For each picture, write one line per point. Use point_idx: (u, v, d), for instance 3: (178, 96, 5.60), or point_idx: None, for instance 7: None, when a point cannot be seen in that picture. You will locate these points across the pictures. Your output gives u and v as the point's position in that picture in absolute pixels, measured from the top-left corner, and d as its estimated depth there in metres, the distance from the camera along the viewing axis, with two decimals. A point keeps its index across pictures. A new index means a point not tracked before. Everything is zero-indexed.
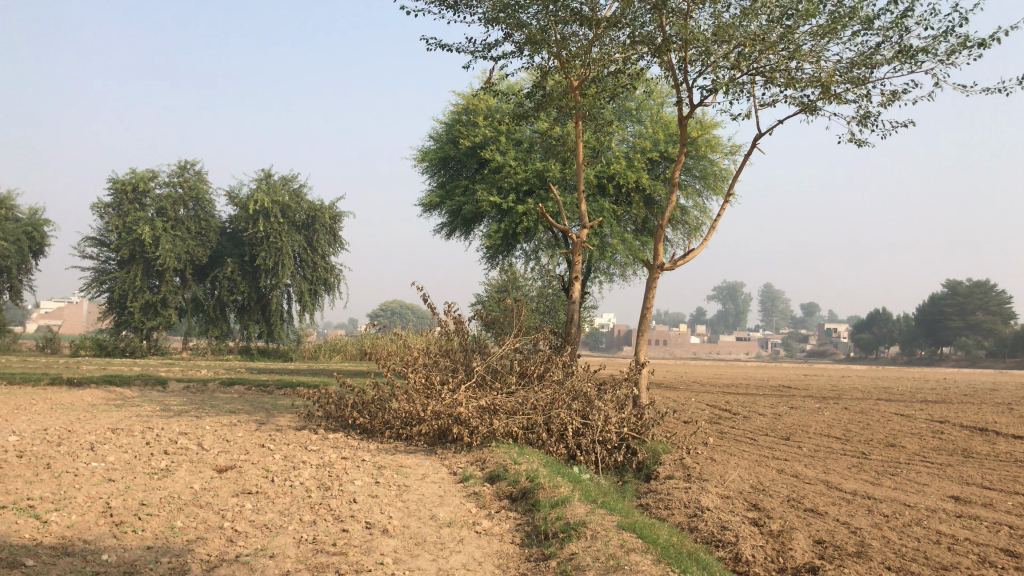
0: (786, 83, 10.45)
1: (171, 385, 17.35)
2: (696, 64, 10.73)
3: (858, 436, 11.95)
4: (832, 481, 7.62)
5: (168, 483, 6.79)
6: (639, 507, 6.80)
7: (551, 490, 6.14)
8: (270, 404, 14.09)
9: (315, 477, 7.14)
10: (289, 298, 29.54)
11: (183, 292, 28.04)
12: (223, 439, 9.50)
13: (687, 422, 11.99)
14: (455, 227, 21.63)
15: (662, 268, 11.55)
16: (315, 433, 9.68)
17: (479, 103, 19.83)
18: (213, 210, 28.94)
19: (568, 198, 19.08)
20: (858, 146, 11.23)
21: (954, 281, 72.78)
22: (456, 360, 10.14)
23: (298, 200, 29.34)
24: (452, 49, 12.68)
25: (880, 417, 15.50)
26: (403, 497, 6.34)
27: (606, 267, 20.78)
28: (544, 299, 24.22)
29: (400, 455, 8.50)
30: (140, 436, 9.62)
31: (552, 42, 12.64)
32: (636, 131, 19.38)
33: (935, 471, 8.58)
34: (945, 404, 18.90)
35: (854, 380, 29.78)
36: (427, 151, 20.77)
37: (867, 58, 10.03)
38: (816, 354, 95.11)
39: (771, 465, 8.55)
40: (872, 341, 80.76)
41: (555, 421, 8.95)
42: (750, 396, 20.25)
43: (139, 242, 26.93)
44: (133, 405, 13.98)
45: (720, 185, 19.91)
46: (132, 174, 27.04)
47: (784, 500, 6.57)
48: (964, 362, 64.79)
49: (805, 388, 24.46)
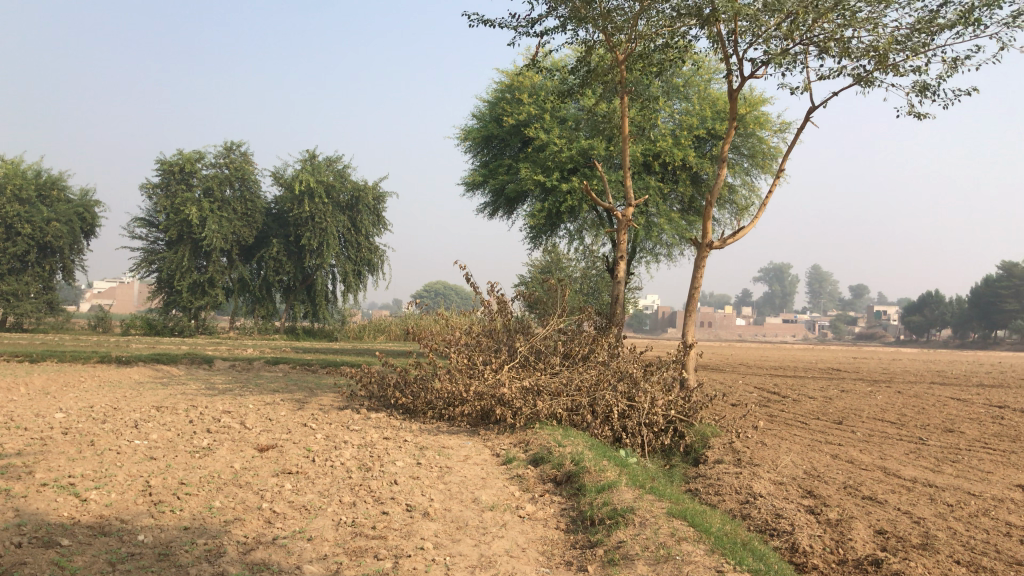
0: (841, 53, 10.02)
1: (217, 364, 17.49)
2: (746, 36, 10.35)
3: (914, 420, 11.56)
4: (890, 467, 7.30)
5: (209, 461, 6.73)
6: (688, 492, 6.59)
7: (596, 474, 5.94)
8: (314, 383, 14.08)
9: (356, 457, 7.04)
10: (333, 279, 29.67)
11: (230, 271, 28.27)
12: (266, 418, 9.47)
13: (735, 405, 11.69)
14: (498, 207, 21.46)
15: (711, 247, 11.24)
16: (358, 413, 9.61)
17: (524, 81, 19.58)
18: (259, 191, 29.11)
19: (613, 176, 18.76)
20: (918, 119, 10.75)
21: (1009, 264, 70.77)
22: (500, 341, 9.99)
23: (342, 181, 29.40)
24: (494, 25, 12.42)
25: (935, 401, 15.04)
26: (445, 479, 6.20)
27: (652, 247, 20.44)
28: (588, 280, 23.94)
29: (442, 436, 8.37)
30: (183, 414, 9.63)
31: (597, 16, 12.28)
32: (683, 108, 18.95)
33: (998, 459, 8.21)
34: (1002, 389, 18.29)
35: (906, 364, 29.07)
36: (470, 130, 20.60)
37: (927, 23, 9.56)
38: (864, 337, 93.42)
39: (824, 450, 8.24)
40: (923, 324, 79.05)
41: (599, 403, 8.73)
42: (798, 379, 19.82)
43: (186, 222, 27.21)
44: (179, 383, 14.08)
45: (769, 163, 19.42)
46: (179, 155, 27.28)
47: (840, 487, 6.30)
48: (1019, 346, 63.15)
49: (855, 372, 23.90)
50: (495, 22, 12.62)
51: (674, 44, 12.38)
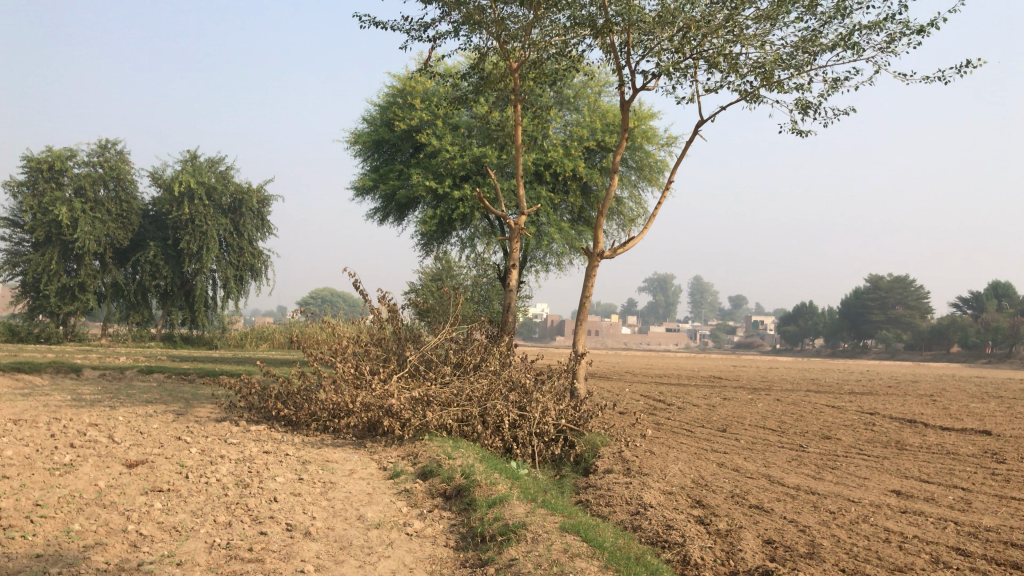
0: (729, 69, 10.24)
1: (86, 373, 16.48)
2: (639, 48, 10.46)
3: (794, 428, 11.90)
4: (774, 475, 7.43)
5: (70, 479, 6.22)
6: (579, 503, 6.52)
7: (487, 488, 5.78)
8: (191, 394, 13.42)
9: (233, 473, 6.66)
10: (214, 284, 28.58)
11: (103, 276, 26.85)
12: (136, 431, 8.91)
13: (623, 414, 11.75)
14: (388, 213, 21.11)
15: (602, 257, 11.31)
16: (237, 426, 9.16)
17: (416, 86, 19.37)
18: (135, 192, 27.78)
19: (505, 185, 18.75)
20: (800, 136, 11.11)
21: (876, 276, 74.91)
22: (389, 349, 9.74)
23: (225, 183, 28.38)
24: (386, 27, 12.17)
25: (812, 409, 15.58)
26: (329, 496, 5.92)
27: (542, 256, 20.53)
28: (478, 287, 23.83)
29: (327, 449, 8.05)
30: (44, 428, 8.95)
31: (491, 22, 12.18)
32: (574, 119, 19.11)
33: (874, 465, 8.50)
34: (872, 396, 19.15)
35: (783, 372, 30.23)
36: (360, 133, 20.20)
37: (810, 42, 9.89)
38: (743, 346, 96.89)
39: (710, 459, 8.35)
40: (798, 333, 82.66)
41: (491, 413, 8.59)
42: (683, 387, 20.22)
43: (55, 223, 25.69)
44: (42, 394, 13.16)
45: (656, 177, 19.81)
46: (49, 152, 25.76)
47: (728, 496, 6.36)
48: (884, 354, 66.84)
49: (736, 379, 24.60)
50: (387, 23, 12.37)
51: (566, 55, 12.43)
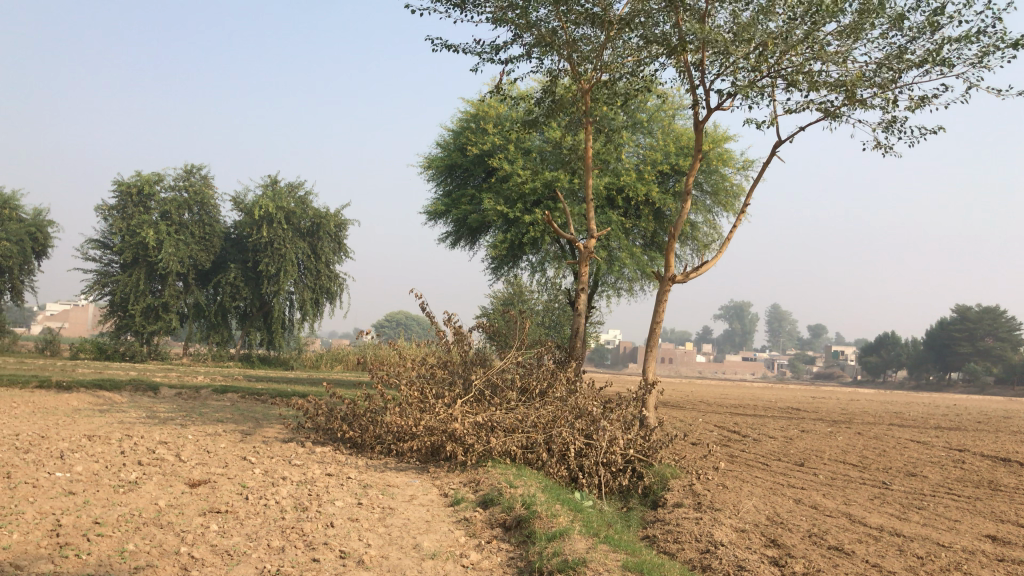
0: (810, 87, 9.88)
1: (163, 392, 16.78)
2: (714, 66, 10.19)
3: (877, 464, 11.32)
4: (857, 514, 6.99)
5: (132, 497, 6.22)
6: (646, 539, 6.22)
7: (548, 520, 5.55)
8: (261, 414, 13.52)
9: (293, 496, 6.58)
10: (291, 306, 29.05)
11: (185, 296, 27.57)
12: (204, 450, 8.95)
13: (696, 444, 11.36)
14: (460, 237, 21.13)
15: (674, 281, 11.01)
16: (302, 447, 9.13)
17: (489, 110, 19.42)
18: (218, 216, 28.51)
19: (576, 209, 18.59)
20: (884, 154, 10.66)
21: (964, 307, 71.99)
22: (455, 373, 9.61)
23: (303, 207, 28.91)
24: (458, 50, 12.21)
25: (896, 444, 14.85)
26: (386, 522, 5.77)
27: (614, 281, 20.21)
28: (549, 313, 23.61)
29: (389, 473, 7.93)
30: (116, 444, 9.07)
31: (563, 44, 12.08)
32: (647, 143, 18.84)
33: (965, 506, 7.95)
34: (960, 432, 18.21)
35: (864, 404, 29.09)
36: (434, 158, 20.32)
37: (896, 58, 9.47)
38: (823, 377, 94.20)
39: (786, 494, 7.93)
40: (880, 365, 79.94)
41: (556, 440, 8.36)
42: (759, 418, 19.58)
43: (142, 245, 26.51)
44: (119, 410, 13.43)
45: (732, 202, 19.36)
46: (137, 177, 26.65)
47: (806, 535, 5.99)
48: (973, 388, 64.05)
49: (815, 411, 23.73)
50: (458, 47, 12.36)
51: (638, 76, 12.22)
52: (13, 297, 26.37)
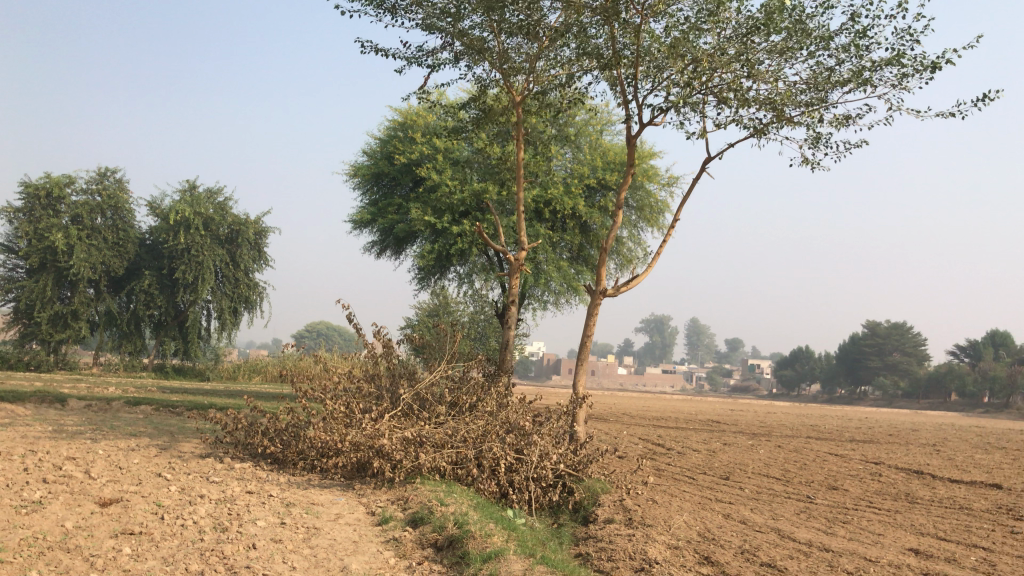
0: (740, 104, 10.02)
1: (71, 404, 16.02)
2: (647, 81, 10.26)
3: (798, 477, 11.50)
4: (785, 530, 7.03)
5: (36, 519, 5.82)
6: (579, 557, 6.14)
7: (481, 540, 5.41)
8: (176, 427, 13.00)
9: (212, 515, 6.26)
10: (209, 315, 28.22)
11: (97, 304, 26.53)
12: (115, 466, 8.51)
13: (623, 458, 11.36)
14: (386, 247, 20.85)
15: (605, 295, 11.01)
16: (221, 462, 8.77)
17: (417, 120, 19.23)
18: (132, 221, 27.52)
19: (504, 221, 18.53)
20: (809, 170, 10.89)
21: (873, 323, 74.57)
22: (381, 386, 9.39)
23: (223, 214, 28.13)
24: (388, 55, 12.02)
25: (814, 457, 15.17)
26: (311, 543, 5.54)
27: (540, 294, 20.20)
28: (475, 324, 23.50)
29: (313, 490, 7.66)
30: (18, 461, 8.56)
31: (495, 54, 11.98)
32: (574, 157, 18.91)
33: (886, 519, 8.11)
34: (873, 444, 18.73)
35: (781, 417, 29.70)
36: (360, 166, 20.01)
37: (823, 78, 9.68)
38: (739, 389, 96.29)
39: (715, 509, 7.94)
40: (794, 378, 82.19)
41: (486, 455, 8.20)
42: (682, 430, 19.79)
43: (51, 250, 25.40)
44: (22, 423, 12.73)
45: (657, 218, 19.59)
46: (47, 179, 25.54)
47: (737, 552, 5.99)
48: (881, 401, 66.34)
49: (734, 423, 24.14)
50: (388, 52, 12.17)
51: (570, 87, 12.23)
52: None
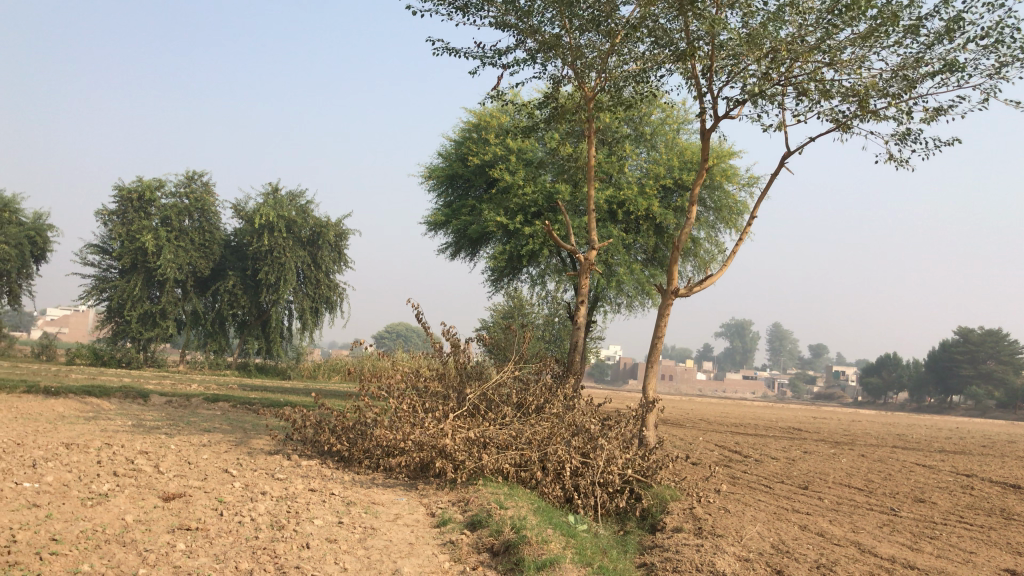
0: (821, 96, 9.57)
1: (154, 399, 16.40)
2: (723, 74, 9.90)
3: (883, 488, 10.93)
4: (866, 544, 6.62)
5: (98, 511, 5.85)
6: (643, 567, 5.89)
7: (538, 547, 5.21)
8: (250, 424, 13.13)
9: (270, 513, 6.20)
10: (290, 315, 28.70)
11: (184, 304, 27.26)
12: (185, 461, 8.59)
13: (696, 464, 10.98)
14: (461, 248, 20.82)
15: (678, 295, 10.67)
16: (288, 460, 8.77)
17: (492, 120, 19.11)
18: (218, 223, 28.20)
19: (578, 222, 18.29)
20: (896, 166, 10.36)
21: (966, 329, 71.45)
22: (449, 386, 9.28)
23: (304, 216, 28.57)
24: (459, 53, 11.92)
25: (901, 467, 14.46)
26: (366, 544, 5.42)
27: (614, 297, 19.87)
28: (550, 327, 23.29)
29: (375, 490, 7.57)
30: (94, 454, 8.71)
31: (567, 50, 11.74)
32: (650, 157, 18.51)
33: (978, 535, 7.58)
34: (965, 456, 17.79)
35: (866, 425, 28.56)
36: (435, 168, 20.04)
37: (912, 67, 9.17)
38: (823, 396, 93.53)
39: (792, 520, 7.56)
40: (882, 386, 79.41)
41: (551, 458, 7.99)
42: (760, 437, 19.19)
43: (141, 251, 26.24)
44: (105, 418, 13.05)
45: (735, 219, 19.04)
46: (139, 183, 26.38)
47: (813, 566, 5.64)
48: (975, 411, 63.51)
49: (816, 431, 23.31)
50: (459, 51, 12.05)
51: (645, 83, 11.90)
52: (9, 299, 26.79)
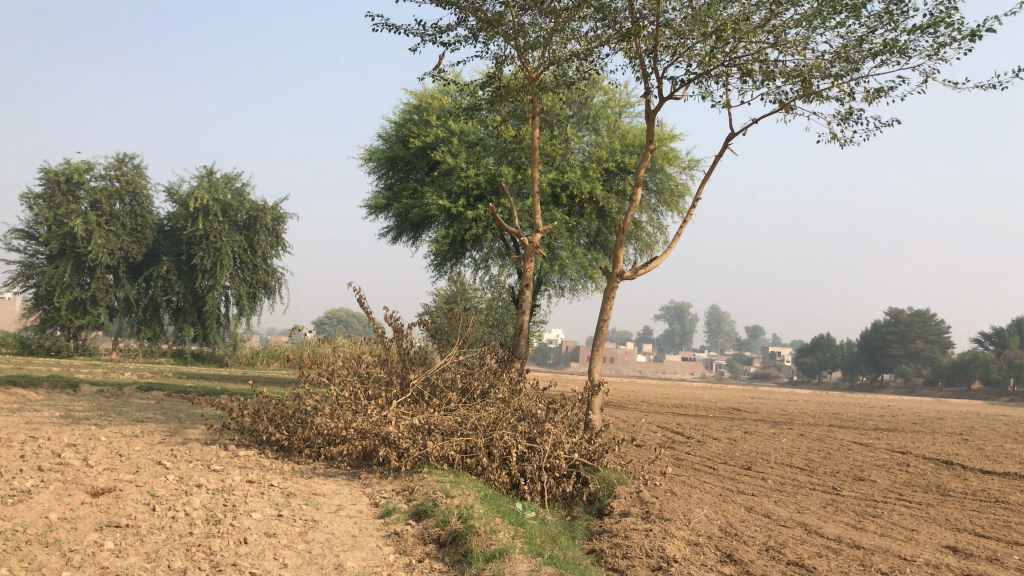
0: (765, 77, 9.56)
1: (84, 389, 15.80)
2: (667, 54, 9.84)
3: (823, 467, 11.07)
4: (812, 524, 6.64)
5: (20, 510, 5.53)
6: (593, 553, 5.81)
7: (486, 537, 5.07)
8: (186, 414, 12.72)
9: (206, 507, 5.94)
10: (227, 301, 28.04)
11: (116, 290, 26.42)
12: (115, 454, 8.23)
13: (640, 447, 10.97)
14: (402, 232, 20.52)
15: (622, 277, 10.61)
16: (225, 450, 8.47)
17: (433, 102, 18.80)
18: (151, 207, 27.36)
19: (521, 205, 18.16)
20: (838, 146, 10.43)
21: (896, 309, 73.49)
22: (391, 372, 9.08)
23: (240, 199, 27.87)
24: (400, 31, 11.63)
25: (839, 446, 14.72)
26: (307, 537, 5.21)
27: (557, 280, 19.83)
28: (493, 311, 23.17)
29: (316, 480, 7.35)
30: (18, 448, 8.30)
31: (510, 29, 11.54)
32: (593, 140, 18.46)
33: (918, 513, 7.69)
34: (898, 433, 18.23)
35: (803, 405, 29.13)
36: (375, 150, 19.68)
37: (855, 47, 9.21)
38: (760, 377, 95.44)
39: (738, 501, 7.56)
40: (816, 366, 81.31)
41: (497, 444, 7.86)
42: (701, 418, 19.39)
43: (70, 236, 25.30)
44: (31, 410, 12.50)
45: (677, 201, 19.14)
46: (66, 165, 25.41)
47: (762, 549, 5.62)
48: (904, 389, 65.49)
49: (755, 411, 23.67)
50: (400, 28, 11.76)
51: (589, 63, 11.78)
52: None
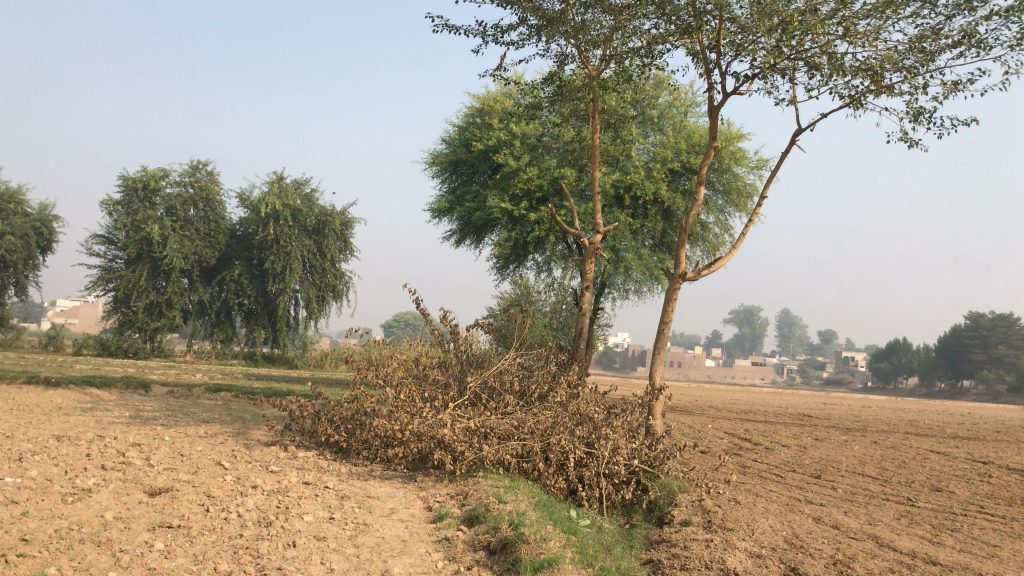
0: (833, 71, 9.21)
1: (155, 390, 16.16)
2: (730, 49, 9.57)
3: (898, 476, 10.60)
4: (884, 537, 6.30)
5: (78, 509, 5.58)
6: (650, 563, 5.60)
7: (536, 546, 4.93)
8: (252, 415, 12.86)
9: (258, 508, 5.92)
10: (296, 304, 28.46)
11: (189, 293, 27.04)
12: (178, 454, 8.32)
13: (704, 453, 10.66)
14: (466, 235, 20.49)
15: (685, 279, 10.33)
16: (285, 451, 8.49)
17: (495, 105, 18.75)
18: (223, 212, 27.94)
19: (584, 207, 17.96)
20: (909, 145, 10.00)
21: (977, 314, 70.86)
22: (449, 374, 8.99)
23: (309, 204, 28.28)
24: (460, 32, 11.55)
25: (915, 454, 14.12)
26: (356, 541, 5.13)
27: (621, 283, 19.56)
28: (557, 314, 23.00)
29: (372, 483, 7.29)
30: (85, 447, 8.45)
31: (570, 28, 11.38)
32: (657, 140, 18.15)
33: (999, 527, 7.26)
34: (979, 442, 17.45)
35: (877, 411, 28.23)
36: (439, 154, 19.72)
37: (932, 38, 8.80)
38: (832, 382, 93.10)
39: (805, 512, 7.24)
40: (892, 371, 78.93)
41: (554, 448, 7.70)
42: (770, 424, 18.89)
43: (146, 241, 25.99)
44: (104, 409, 12.80)
45: (744, 202, 18.68)
46: (143, 172, 26.15)
47: (829, 562, 5.33)
48: (986, 396, 63.04)
49: (826, 417, 22.99)
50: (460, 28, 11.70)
51: (652, 62, 11.53)
52: (18, 290, 26.73)
